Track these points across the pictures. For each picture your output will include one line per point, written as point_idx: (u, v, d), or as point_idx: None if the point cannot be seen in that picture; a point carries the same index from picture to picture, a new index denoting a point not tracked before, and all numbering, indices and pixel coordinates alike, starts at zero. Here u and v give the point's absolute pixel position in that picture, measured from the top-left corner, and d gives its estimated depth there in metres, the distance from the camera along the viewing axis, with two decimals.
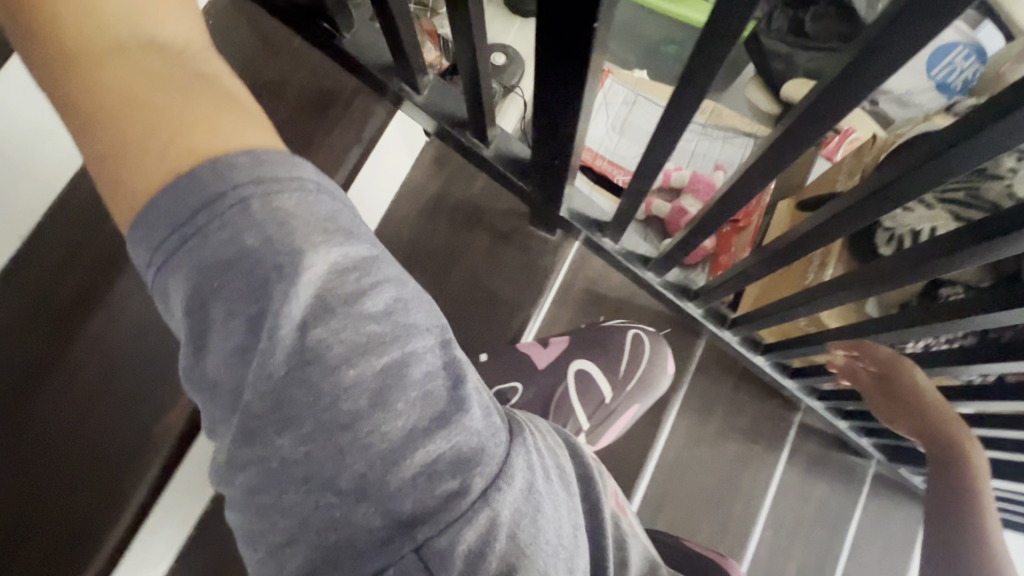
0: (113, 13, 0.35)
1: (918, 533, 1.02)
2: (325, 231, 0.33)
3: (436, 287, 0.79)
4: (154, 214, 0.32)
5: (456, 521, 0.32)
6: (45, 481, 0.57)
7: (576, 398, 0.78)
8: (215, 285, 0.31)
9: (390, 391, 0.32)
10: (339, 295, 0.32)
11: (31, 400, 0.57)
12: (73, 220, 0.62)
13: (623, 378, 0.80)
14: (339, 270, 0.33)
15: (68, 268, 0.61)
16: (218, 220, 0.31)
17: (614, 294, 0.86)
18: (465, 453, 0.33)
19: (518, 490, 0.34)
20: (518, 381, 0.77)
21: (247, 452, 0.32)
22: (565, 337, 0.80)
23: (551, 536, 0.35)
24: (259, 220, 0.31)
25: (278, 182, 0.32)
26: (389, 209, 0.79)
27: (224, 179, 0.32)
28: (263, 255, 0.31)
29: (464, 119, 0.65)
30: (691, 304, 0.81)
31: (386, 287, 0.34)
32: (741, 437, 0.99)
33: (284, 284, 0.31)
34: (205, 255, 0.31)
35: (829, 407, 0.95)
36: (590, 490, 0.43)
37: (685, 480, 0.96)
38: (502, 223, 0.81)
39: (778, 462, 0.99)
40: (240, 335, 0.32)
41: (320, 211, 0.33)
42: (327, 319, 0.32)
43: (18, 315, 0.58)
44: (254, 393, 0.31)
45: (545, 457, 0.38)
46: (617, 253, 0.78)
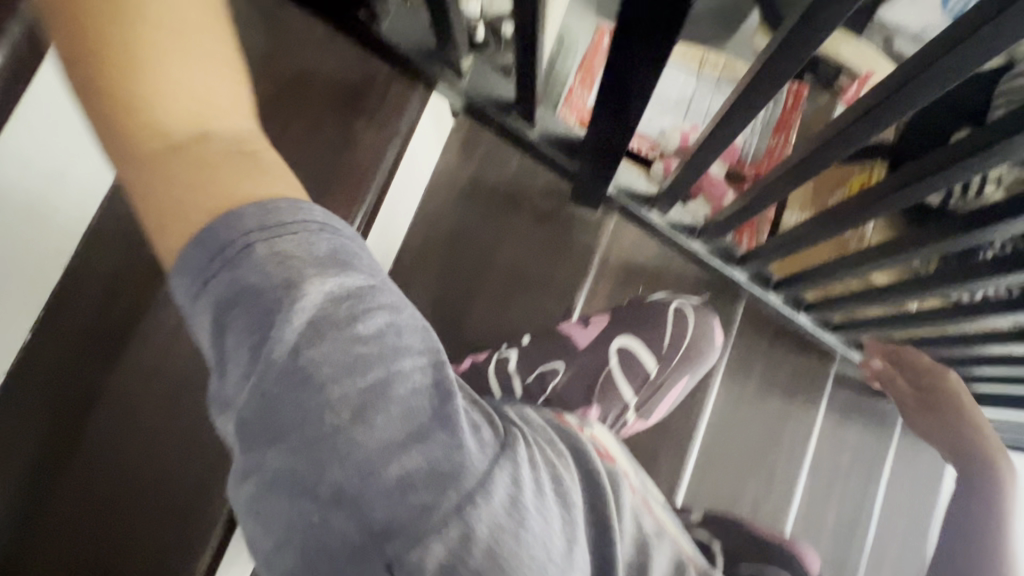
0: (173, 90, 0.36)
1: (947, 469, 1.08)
2: (319, 259, 0.34)
3: (479, 272, 0.79)
4: (194, 251, 0.34)
5: (438, 538, 0.31)
6: (119, 509, 0.57)
7: (621, 376, 0.76)
8: (228, 315, 0.33)
9: (372, 406, 0.33)
10: (329, 317, 0.33)
11: (91, 427, 0.58)
12: (111, 242, 0.60)
13: (667, 353, 0.77)
14: (334, 299, 0.33)
15: (117, 296, 0.60)
16: (234, 264, 0.33)
17: (653, 264, 0.86)
18: (450, 462, 0.33)
19: (501, 503, 0.34)
20: (560, 362, 0.75)
21: (248, 460, 0.33)
22: (606, 315, 0.77)
23: (543, 550, 0.35)
24: (258, 254, 0.33)
25: (286, 227, 0.33)
26: (425, 196, 0.79)
27: (237, 228, 0.33)
28: (267, 290, 0.32)
29: (509, 101, 0.60)
30: (737, 270, 0.80)
31: (380, 308, 0.35)
32: (781, 393, 0.99)
33: (283, 310, 0.32)
34: (228, 287, 0.33)
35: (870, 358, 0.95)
36: (594, 497, 0.44)
37: (735, 451, 0.97)
38: (544, 203, 0.80)
39: (817, 414, 1.00)
40: (246, 358, 0.33)
41: (320, 249, 0.34)
42: (320, 334, 0.33)
43: (70, 346, 0.57)
44: (245, 403, 0.33)
45: (544, 473, 0.39)
46: (663, 227, 0.76)
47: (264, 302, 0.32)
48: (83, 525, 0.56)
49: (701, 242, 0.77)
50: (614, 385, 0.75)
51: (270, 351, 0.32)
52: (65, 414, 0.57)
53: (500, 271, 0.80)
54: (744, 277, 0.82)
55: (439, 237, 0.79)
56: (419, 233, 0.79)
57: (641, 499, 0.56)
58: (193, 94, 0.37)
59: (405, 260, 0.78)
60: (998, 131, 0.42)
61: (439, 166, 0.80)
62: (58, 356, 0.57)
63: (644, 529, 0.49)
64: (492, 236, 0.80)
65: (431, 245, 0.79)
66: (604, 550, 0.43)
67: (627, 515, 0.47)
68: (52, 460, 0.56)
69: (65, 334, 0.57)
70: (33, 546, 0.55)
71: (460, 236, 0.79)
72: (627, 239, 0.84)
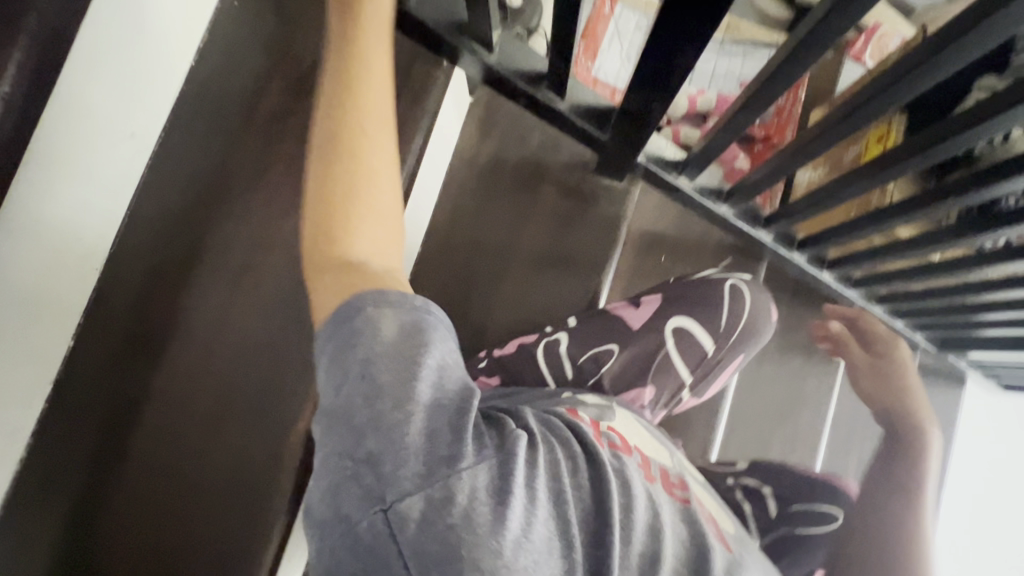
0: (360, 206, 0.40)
1: (955, 409, 1.13)
2: (394, 305, 0.36)
3: (508, 250, 0.80)
4: (327, 326, 0.36)
5: (420, 494, 0.31)
6: (175, 504, 0.59)
7: (679, 359, 0.69)
8: (331, 348, 0.35)
9: (407, 392, 0.33)
10: (393, 347, 0.34)
11: (146, 424, 0.59)
12: (145, 238, 0.60)
13: (725, 332, 0.72)
14: (405, 336, 0.35)
15: (151, 294, 0.60)
16: (344, 317, 0.36)
17: (672, 231, 0.87)
18: (450, 444, 0.33)
19: (484, 483, 0.32)
20: (615, 343, 0.68)
21: (321, 437, 0.34)
22: (658, 294, 0.72)
23: (522, 536, 0.32)
24: (358, 307, 0.35)
25: (392, 301, 0.36)
26: (448, 177, 0.79)
27: (360, 301, 0.36)
28: (354, 314, 0.35)
29: (542, 72, 0.62)
30: (763, 231, 0.82)
31: (431, 343, 0.35)
32: (802, 351, 1.00)
33: (358, 327, 0.35)
34: (336, 331, 0.36)
35: (889, 312, 0.97)
36: (597, 492, 0.37)
37: (763, 410, 0.99)
38: (568, 177, 0.81)
39: (838, 369, 1.02)
40: (331, 370, 0.35)
41: (408, 315, 0.36)
42: (372, 348, 0.34)
43: (121, 345, 0.58)
44: (328, 400, 0.35)
45: (545, 470, 0.36)
46: (692, 191, 0.76)
47: (348, 324, 0.35)
48: (142, 514, 0.58)
49: (728, 206, 0.78)
50: (671, 367, 0.69)
51: (344, 362, 0.34)
52: (123, 415, 0.59)
53: (529, 248, 0.80)
54: (770, 237, 0.83)
55: (466, 217, 0.79)
56: (445, 215, 0.79)
57: (663, 480, 0.46)
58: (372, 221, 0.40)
59: (433, 243, 0.78)
60: (1000, 102, 0.45)
61: (459, 146, 0.79)
62: (103, 356, 0.58)
63: (665, 529, 0.39)
64: (519, 214, 0.80)
65: (459, 225, 0.79)
66: (602, 552, 0.35)
67: (647, 509, 0.39)
68: (106, 457, 0.58)
69: (108, 334, 0.58)
70: (96, 532, 0.58)
71: (487, 214, 0.79)
72: (648, 207, 0.86)
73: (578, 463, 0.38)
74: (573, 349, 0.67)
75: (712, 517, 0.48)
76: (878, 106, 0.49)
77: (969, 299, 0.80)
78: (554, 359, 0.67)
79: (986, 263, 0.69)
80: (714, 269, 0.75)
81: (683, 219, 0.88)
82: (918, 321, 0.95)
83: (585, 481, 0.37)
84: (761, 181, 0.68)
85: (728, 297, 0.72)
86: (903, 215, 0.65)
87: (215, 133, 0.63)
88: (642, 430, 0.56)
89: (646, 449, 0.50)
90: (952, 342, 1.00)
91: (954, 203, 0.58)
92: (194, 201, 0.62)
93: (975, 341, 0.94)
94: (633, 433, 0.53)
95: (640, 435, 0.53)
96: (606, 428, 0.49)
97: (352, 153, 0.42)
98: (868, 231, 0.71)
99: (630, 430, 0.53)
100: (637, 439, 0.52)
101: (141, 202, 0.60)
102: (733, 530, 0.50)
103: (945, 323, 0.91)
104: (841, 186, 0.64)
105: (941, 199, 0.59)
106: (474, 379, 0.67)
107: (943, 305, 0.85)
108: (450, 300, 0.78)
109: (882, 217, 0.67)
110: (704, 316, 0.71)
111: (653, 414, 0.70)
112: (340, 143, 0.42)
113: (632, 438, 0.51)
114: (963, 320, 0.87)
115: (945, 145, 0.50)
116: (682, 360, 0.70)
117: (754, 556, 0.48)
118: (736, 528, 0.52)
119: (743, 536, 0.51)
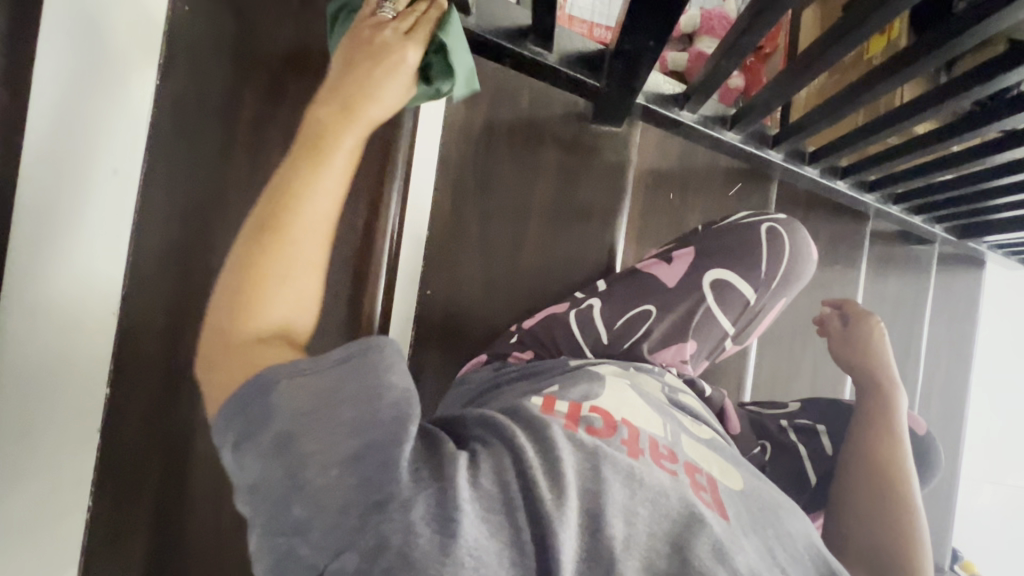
0: (282, 261, 0.35)
1: (979, 292, 1.13)
2: (318, 370, 0.32)
3: (516, 216, 0.78)
4: (233, 406, 0.32)
5: (351, 549, 0.28)
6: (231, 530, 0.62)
7: (719, 309, 0.68)
8: (240, 435, 0.31)
9: (319, 447, 0.30)
10: (318, 414, 0.31)
11: (186, 463, 0.60)
12: (154, 273, 0.58)
13: (767, 279, 0.70)
14: (318, 400, 0.31)
15: (174, 332, 0.59)
16: (250, 396, 0.32)
17: (678, 167, 0.85)
18: (381, 484, 0.29)
19: (422, 511, 0.29)
20: (650, 306, 0.68)
21: (261, 505, 0.30)
22: (690, 248, 0.71)
23: (469, 556, 0.28)
24: (272, 381, 0.32)
25: (308, 367, 0.32)
26: (443, 151, 0.75)
27: (268, 374, 0.32)
28: (259, 388, 0.32)
29: (525, 27, 0.61)
30: (772, 151, 0.80)
31: (355, 395, 0.32)
32: (821, 263, 1.00)
33: (264, 401, 0.31)
34: (240, 418, 0.32)
35: (907, 210, 0.95)
36: (540, 486, 0.33)
37: (793, 329, 0.99)
38: (565, 130, 0.78)
39: (858, 274, 1.02)
40: (246, 452, 0.31)
41: (322, 378, 0.32)
42: (275, 418, 0.31)
43: (145, 399, 0.58)
44: (252, 463, 0.31)
45: (489, 480, 0.32)
46: (695, 123, 0.75)
47: (263, 402, 0.31)
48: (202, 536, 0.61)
49: (734, 132, 0.77)
50: (713, 321, 0.69)
51: (256, 439, 0.31)
52: (161, 460, 0.59)
53: (537, 213, 0.79)
54: (780, 156, 0.82)
55: (468, 190, 0.76)
56: (446, 193, 0.75)
57: (650, 452, 0.40)
58: (283, 278, 0.35)
59: (438, 225, 0.75)
60: None
61: (447, 117, 0.75)
62: (149, 401, 0.58)
63: (644, 507, 0.35)
64: (522, 178, 0.78)
65: (463, 200, 0.76)
66: (549, 547, 0.30)
67: (623, 490, 0.35)
68: (169, 499, 0.60)
69: (146, 379, 0.58)
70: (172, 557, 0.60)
71: (488, 183, 0.77)
72: (650, 146, 0.83)
73: (527, 462, 0.34)
74: (606, 313, 0.68)
75: (711, 484, 0.42)
76: (888, 12, 0.45)
77: (975, 188, 0.78)
78: (585, 325, 0.67)
79: (992, 152, 0.68)
80: (746, 214, 0.74)
81: (686, 152, 0.85)
82: (934, 214, 0.94)
83: (535, 476, 0.33)
84: (770, 100, 0.65)
85: (765, 239, 0.70)
86: (912, 110, 0.62)
87: (197, 152, 0.59)
88: (632, 396, 0.49)
89: (635, 420, 0.44)
90: (972, 229, 0.98)
91: (973, 93, 0.55)
92: (196, 229, 0.59)
93: (992, 225, 0.93)
94: (617, 402, 0.46)
95: (630, 406, 0.46)
96: (587, 411, 0.42)
97: (285, 219, 0.36)
98: (872, 131, 0.68)
99: (620, 402, 0.46)
100: (625, 410, 0.45)
101: (143, 234, 0.58)
102: (739, 488, 0.44)
103: (963, 211, 0.89)
104: (852, 95, 0.60)
105: (961, 91, 0.55)
106: (507, 356, 0.67)
107: (958, 195, 0.83)
108: (466, 278, 0.76)
109: (891, 122, 0.65)
110: (741, 264, 0.69)
111: (694, 367, 0.70)
112: (277, 197, 0.37)
113: (618, 411, 0.44)
114: (974, 207, 0.86)
115: (967, 37, 0.46)
116: (722, 314, 0.69)
117: (759, 522, 0.41)
118: (744, 483, 0.45)
119: (751, 490, 0.44)
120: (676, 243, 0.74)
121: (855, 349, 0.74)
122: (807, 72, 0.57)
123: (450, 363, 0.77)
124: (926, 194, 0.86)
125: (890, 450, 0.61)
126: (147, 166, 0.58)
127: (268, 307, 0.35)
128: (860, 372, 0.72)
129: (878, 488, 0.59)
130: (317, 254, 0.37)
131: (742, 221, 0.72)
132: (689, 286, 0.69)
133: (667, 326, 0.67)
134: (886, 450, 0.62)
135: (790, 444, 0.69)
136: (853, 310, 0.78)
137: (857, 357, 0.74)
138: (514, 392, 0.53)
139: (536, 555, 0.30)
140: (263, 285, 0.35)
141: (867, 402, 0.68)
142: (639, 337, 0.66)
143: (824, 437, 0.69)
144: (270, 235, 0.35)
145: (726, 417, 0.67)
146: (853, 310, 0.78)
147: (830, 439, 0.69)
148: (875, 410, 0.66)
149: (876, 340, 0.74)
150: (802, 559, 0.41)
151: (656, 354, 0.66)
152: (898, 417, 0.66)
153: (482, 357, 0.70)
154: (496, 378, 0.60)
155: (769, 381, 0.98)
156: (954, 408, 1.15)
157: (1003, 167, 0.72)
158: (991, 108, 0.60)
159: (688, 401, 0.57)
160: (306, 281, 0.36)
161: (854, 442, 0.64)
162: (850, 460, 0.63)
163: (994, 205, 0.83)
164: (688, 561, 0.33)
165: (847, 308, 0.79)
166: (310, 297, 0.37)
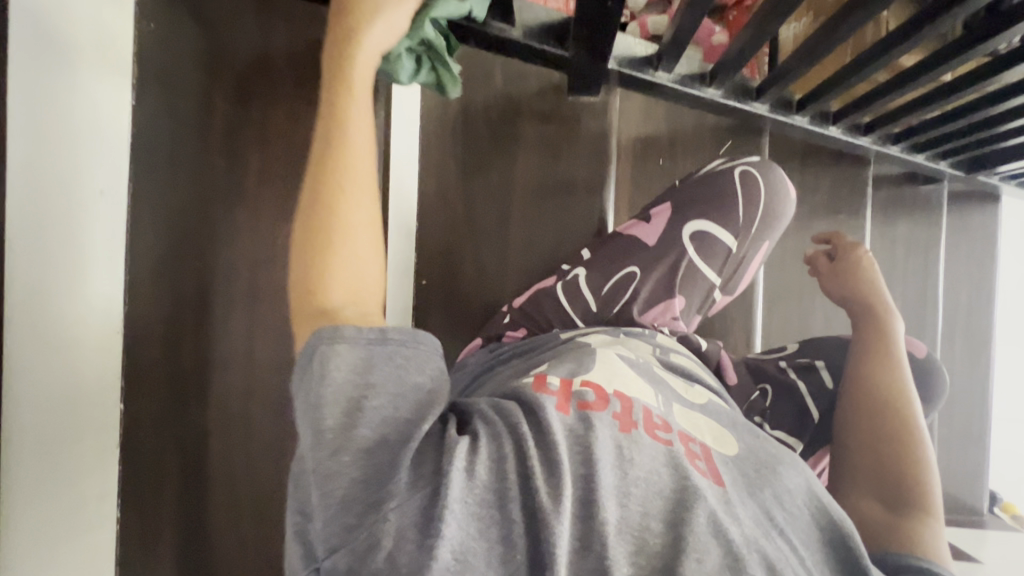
0: (340, 233, 0.38)
1: (995, 230, 1.09)
2: (358, 338, 0.34)
3: (502, 201, 0.78)
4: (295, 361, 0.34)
5: (345, 548, 0.29)
6: (260, 526, 0.66)
7: (701, 260, 0.68)
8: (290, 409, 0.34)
9: (345, 427, 0.31)
10: (349, 392, 0.32)
11: (202, 463, 0.64)
12: (150, 290, 0.61)
13: (746, 225, 0.69)
14: (358, 382, 0.32)
15: (176, 342, 0.62)
16: (305, 357, 0.33)
17: (665, 131, 0.83)
18: (381, 481, 0.31)
19: (413, 515, 0.30)
20: (634, 267, 0.67)
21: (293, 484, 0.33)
22: (666, 203, 0.71)
23: (453, 558, 0.29)
24: (317, 345, 0.33)
25: (349, 336, 0.33)
26: (421, 141, 0.75)
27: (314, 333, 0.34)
28: (308, 343, 0.34)
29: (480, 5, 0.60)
30: (756, 104, 0.78)
31: (384, 377, 0.33)
32: (824, 213, 0.98)
33: (314, 364, 0.33)
34: (295, 377, 0.34)
35: (906, 149, 0.91)
36: (537, 480, 0.32)
37: (799, 284, 0.97)
38: (543, 107, 0.78)
39: (863, 221, 1.00)
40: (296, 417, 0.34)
41: (358, 359, 0.33)
42: (314, 384, 0.32)
43: (155, 406, 0.62)
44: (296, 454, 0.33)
45: (485, 470, 0.32)
46: (672, 83, 0.74)
47: (307, 364, 0.33)
48: (238, 526, 0.66)
49: (715, 88, 0.75)
50: (697, 273, 0.68)
51: (302, 402, 0.33)
52: (178, 466, 0.63)
53: (523, 191, 0.78)
54: (766, 107, 0.79)
55: (451, 176, 0.76)
56: (430, 181, 0.76)
57: (643, 423, 0.39)
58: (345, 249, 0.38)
59: (427, 217, 0.76)
60: None
61: (424, 105, 0.75)
62: (158, 405, 0.62)
63: (637, 485, 0.35)
64: (504, 160, 0.78)
65: (448, 189, 0.76)
66: (542, 542, 0.30)
67: (614, 471, 0.35)
68: (189, 495, 0.64)
69: (152, 387, 0.62)
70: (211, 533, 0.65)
71: (471, 170, 0.77)
72: (633, 113, 0.82)
73: (526, 448, 0.33)
74: (592, 281, 0.67)
75: (705, 452, 0.41)
76: None
77: (977, 116, 0.74)
78: (573, 295, 0.66)
79: (992, 77, 0.64)
80: (719, 159, 0.72)
81: (672, 115, 0.83)
82: (935, 150, 0.89)
83: (533, 463, 0.33)
84: (744, 50, 0.63)
85: (740, 184, 0.69)
86: (894, 42, 0.59)
87: (180, 160, 0.61)
88: (622, 364, 0.47)
89: (628, 391, 0.42)
90: (979, 163, 0.93)
91: (950, 17, 0.53)
92: (184, 235, 0.62)
93: (996, 160, 0.89)
94: (609, 372, 0.44)
95: (623, 376, 0.44)
96: (579, 385, 0.41)
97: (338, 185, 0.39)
98: (864, 69, 0.65)
99: (611, 372, 0.45)
100: (618, 381, 0.43)
101: (135, 251, 0.60)
102: (734, 452, 0.43)
103: (970, 146, 0.85)
104: (827, 36, 0.59)
105: (941, 15, 0.53)
106: (501, 336, 0.66)
107: (963, 127, 0.79)
108: (461, 265, 0.77)
109: (879, 54, 0.62)
110: (720, 213, 0.68)
111: (685, 322, 0.69)
112: (320, 173, 0.39)
113: (610, 382, 0.43)
114: (980, 139, 0.82)
115: None
116: (705, 265, 0.68)
117: (755, 485, 0.41)
118: (739, 447, 0.44)
119: (747, 452, 0.44)
120: (654, 201, 0.73)
121: (855, 286, 0.71)
122: (778, 18, 0.55)
123: (451, 349, 0.78)
124: (926, 129, 0.82)
125: (891, 377, 0.60)
126: (130, 185, 0.60)
127: (346, 267, 0.37)
128: (856, 305, 0.70)
129: (880, 419, 0.58)
130: (369, 213, 0.40)
131: (716, 168, 0.71)
132: (675, 249, 0.68)
133: (653, 284, 0.67)
134: (887, 377, 0.60)
135: (790, 384, 0.67)
136: (844, 245, 0.76)
137: (852, 291, 0.71)
138: (505, 374, 0.53)
139: (527, 550, 0.31)
140: (339, 243, 0.37)
141: (864, 333, 0.66)
142: (627, 301, 0.65)
143: (823, 373, 0.67)
144: (327, 209, 0.38)
145: (724, 368, 0.66)
146: (846, 245, 0.76)
147: (830, 374, 0.67)
148: (873, 342, 0.64)
149: (866, 267, 0.72)
150: (801, 516, 0.41)
151: (646, 313, 0.66)
152: (892, 344, 0.64)
153: (478, 340, 0.70)
154: (492, 360, 0.59)
155: (779, 337, 0.97)
156: (978, 350, 1.12)
157: (1004, 91, 0.68)
158: (980, 27, 0.57)
159: (681, 360, 0.56)
160: (364, 250, 0.39)
161: (853, 373, 0.62)
162: (848, 396, 0.61)
163: (999, 133, 0.78)
164: (681, 540, 0.33)
165: (838, 241, 0.76)
166: (370, 268, 0.39)
